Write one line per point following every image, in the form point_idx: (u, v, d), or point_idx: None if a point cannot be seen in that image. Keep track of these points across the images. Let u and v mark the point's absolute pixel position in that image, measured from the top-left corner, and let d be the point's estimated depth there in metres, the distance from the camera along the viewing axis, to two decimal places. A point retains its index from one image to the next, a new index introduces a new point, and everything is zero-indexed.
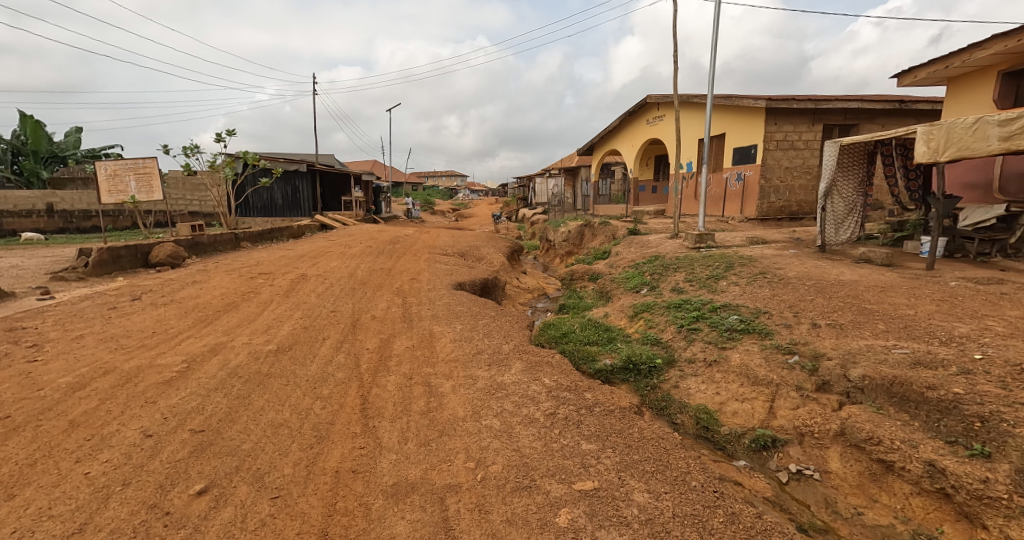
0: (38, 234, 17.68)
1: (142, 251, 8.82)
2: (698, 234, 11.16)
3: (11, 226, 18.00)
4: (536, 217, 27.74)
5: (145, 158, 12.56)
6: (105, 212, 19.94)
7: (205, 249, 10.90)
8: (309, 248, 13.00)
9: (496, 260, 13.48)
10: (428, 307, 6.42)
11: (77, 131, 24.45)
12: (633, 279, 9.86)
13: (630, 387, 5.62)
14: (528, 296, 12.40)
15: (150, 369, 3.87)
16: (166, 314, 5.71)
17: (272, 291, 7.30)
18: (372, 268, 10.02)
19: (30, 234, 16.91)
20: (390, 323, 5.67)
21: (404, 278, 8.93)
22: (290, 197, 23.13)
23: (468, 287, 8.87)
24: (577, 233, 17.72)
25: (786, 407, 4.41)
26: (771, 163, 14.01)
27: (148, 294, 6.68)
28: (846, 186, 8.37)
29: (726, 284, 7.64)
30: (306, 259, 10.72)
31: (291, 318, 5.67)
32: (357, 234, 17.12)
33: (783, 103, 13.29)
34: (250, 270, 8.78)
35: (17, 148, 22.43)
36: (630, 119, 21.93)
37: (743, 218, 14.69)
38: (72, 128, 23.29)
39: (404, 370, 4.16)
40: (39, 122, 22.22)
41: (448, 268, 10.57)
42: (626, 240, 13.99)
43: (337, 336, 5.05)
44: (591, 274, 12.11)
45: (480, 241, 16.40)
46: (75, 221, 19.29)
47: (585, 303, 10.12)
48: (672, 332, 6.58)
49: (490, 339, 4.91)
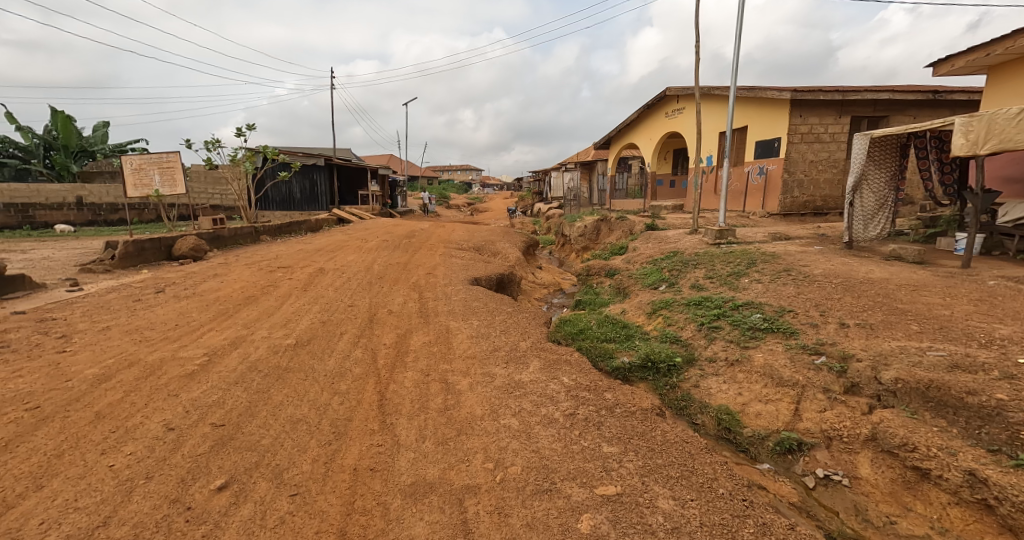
0: (68, 227, 18.24)
1: (165, 244, 8.99)
2: (718, 230, 10.98)
3: (43, 219, 18.57)
4: (553, 211, 27.65)
5: (168, 152, 12.76)
6: (130, 205, 20.44)
7: (226, 242, 11.07)
8: (326, 241, 13.09)
9: (512, 254, 13.43)
10: (445, 302, 6.40)
11: (105, 126, 25.07)
12: (651, 276, 9.71)
13: (647, 385, 5.73)
14: (544, 291, 12.34)
15: (173, 361, 3.92)
16: (190, 307, 5.80)
17: (291, 284, 7.38)
18: (389, 262, 10.05)
19: (62, 226, 17.51)
20: (407, 318, 5.67)
21: (420, 272, 8.93)
22: (308, 190, 23.39)
23: (485, 282, 8.83)
24: (593, 227, 17.56)
25: (812, 409, 4.32)
26: (795, 156, 13.67)
27: (171, 287, 6.80)
28: (877, 180, 8.11)
29: (747, 281, 7.47)
30: (324, 253, 10.80)
31: (310, 312, 5.72)
32: (373, 228, 17.24)
33: (808, 94, 12.94)
34: (269, 263, 8.88)
35: (48, 143, 23.09)
36: (648, 112, 21.61)
37: (764, 214, 14.38)
38: (100, 123, 23.88)
39: (421, 367, 4.14)
40: (71, 118, 22.57)
41: (464, 262, 10.53)
42: (644, 235, 13.83)
43: (355, 331, 5.06)
44: (607, 270, 11.98)
45: (495, 236, 16.35)
46: (103, 213, 19.83)
47: (601, 299, 10.02)
48: (692, 330, 6.50)
49: (507, 335, 4.87)
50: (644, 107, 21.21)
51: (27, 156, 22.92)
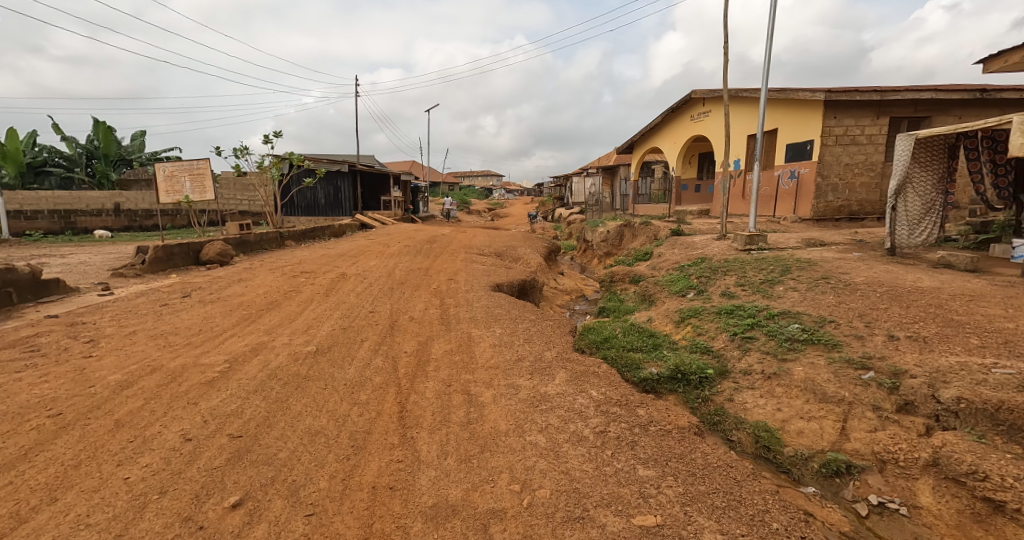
0: (106, 232, 18.86)
1: (193, 249, 9.12)
2: (748, 235, 10.63)
3: (84, 224, 19.21)
4: (574, 216, 27.44)
5: (198, 160, 13.01)
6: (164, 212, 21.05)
7: (252, 247, 11.20)
8: (348, 247, 13.15)
9: (533, 260, 13.28)
10: (467, 309, 6.27)
11: (142, 134, 25.94)
12: (678, 282, 9.42)
13: (678, 397, 5.51)
14: (566, 298, 12.14)
15: (195, 367, 3.85)
16: (215, 312, 5.79)
17: (313, 290, 7.36)
18: (410, 267, 10.00)
19: (100, 232, 18.11)
20: (428, 325, 5.55)
21: (442, 278, 8.83)
22: (333, 196, 23.74)
23: (507, 288, 8.68)
24: (616, 233, 17.26)
25: (861, 429, 4.09)
26: (829, 159, 13.22)
27: (197, 291, 6.82)
28: (922, 183, 7.74)
29: (782, 289, 7.16)
30: (347, 258, 10.83)
31: (331, 318, 5.66)
32: (395, 233, 17.30)
33: (843, 95, 12.51)
34: (293, 268, 8.91)
35: (90, 152, 24.00)
36: (673, 116, 21.26)
37: (796, 219, 13.90)
38: (137, 132, 24.72)
39: (443, 377, 4.00)
40: (111, 127, 23.62)
41: (485, 268, 10.42)
42: (669, 240, 13.50)
43: (376, 338, 4.96)
44: (632, 276, 11.71)
45: (517, 241, 16.23)
46: (138, 219, 20.41)
47: (626, 306, 9.76)
48: (724, 340, 6.24)
49: (531, 345, 4.70)
50: (668, 111, 20.87)
51: (70, 164, 23.86)
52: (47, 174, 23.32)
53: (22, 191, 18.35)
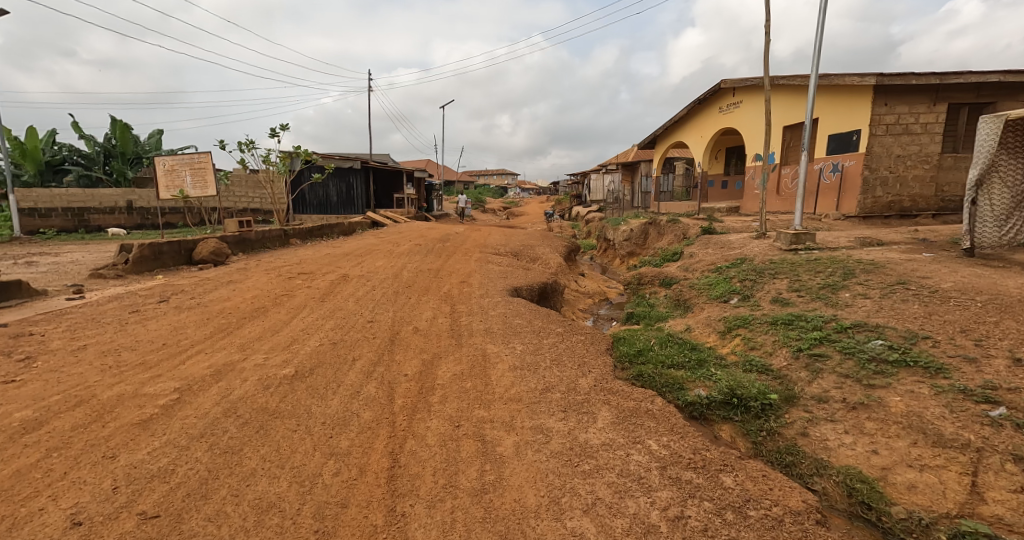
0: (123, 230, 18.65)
1: (185, 248, 8.42)
2: (794, 233, 9.72)
3: (97, 222, 18.98)
4: (593, 213, 26.51)
5: (199, 153, 12.36)
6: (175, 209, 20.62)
7: (252, 246, 10.51)
8: (356, 245, 12.41)
9: (552, 260, 12.38)
10: (482, 319, 5.43)
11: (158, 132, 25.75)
12: (718, 286, 8.50)
13: (734, 428, 4.62)
14: (588, 302, 11.38)
15: (132, 400, 3.02)
16: (192, 321, 5.01)
17: (308, 293, 6.55)
18: (420, 268, 9.19)
19: (117, 230, 18.01)
20: (436, 339, 4.74)
21: (454, 280, 8.01)
22: (345, 194, 23.18)
23: (526, 292, 7.79)
24: (640, 231, 16.29)
25: (998, 487, 3.12)
26: (878, 150, 12.22)
27: (177, 295, 6.04)
28: (1013, 172, 6.54)
29: (848, 296, 6.24)
30: (351, 258, 10.06)
31: (321, 329, 4.83)
32: (406, 232, 16.57)
33: (897, 79, 11.54)
34: (290, 269, 8.14)
35: (108, 150, 23.77)
36: (699, 108, 20.15)
37: (839, 215, 12.90)
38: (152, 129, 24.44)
39: (449, 413, 3.12)
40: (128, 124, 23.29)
41: (503, 269, 9.58)
42: (700, 239, 12.51)
43: (371, 357, 4.12)
44: (661, 278, 10.78)
45: (534, 240, 15.34)
46: (151, 218, 20.09)
47: (657, 312, 8.91)
48: (786, 357, 5.30)
49: (561, 369, 3.78)
50: (694, 102, 19.78)
51: (88, 163, 23.70)
52: (64, 172, 23.20)
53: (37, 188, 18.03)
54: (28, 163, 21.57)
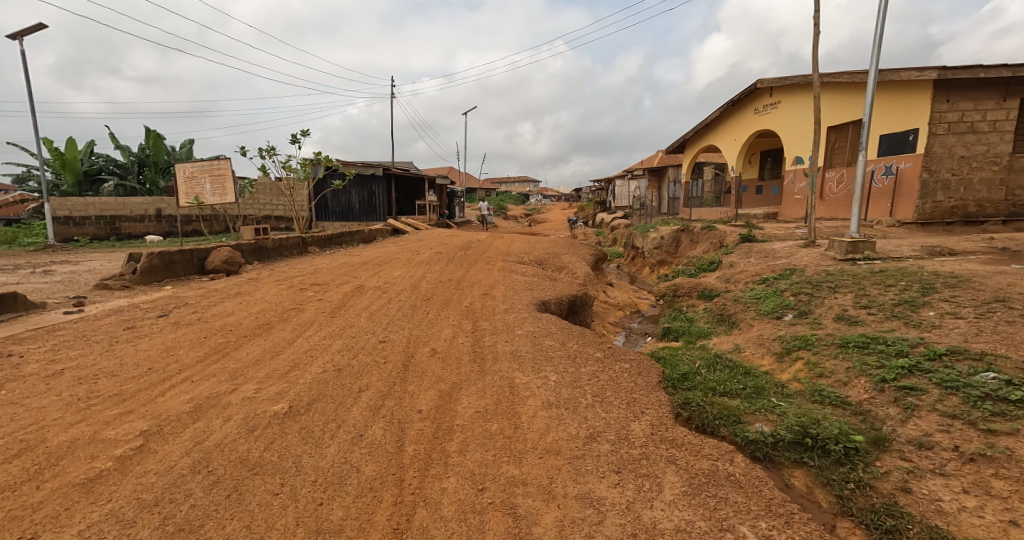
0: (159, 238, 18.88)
1: (198, 256, 8.06)
2: (850, 241, 8.86)
3: (128, 230, 19.12)
4: (618, 220, 25.70)
5: (219, 159, 12.13)
6: (203, 217, 20.68)
7: (269, 254, 10.15)
8: (375, 254, 11.97)
9: (579, 269, 11.72)
10: (508, 339, 4.83)
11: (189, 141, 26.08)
12: (768, 301, 7.72)
13: (808, 474, 3.98)
14: (619, 314, 10.81)
15: (84, 448, 2.48)
16: (187, 338, 4.51)
17: (319, 307, 6.03)
18: (440, 278, 8.66)
19: (154, 238, 18.23)
20: (456, 365, 4.18)
21: (476, 292, 7.43)
22: (367, 201, 23.02)
23: (555, 306, 7.15)
24: (671, 239, 15.49)
25: None
26: (938, 150, 11.20)
27: (180, 309, 5.56)
28: None
29: (932, 319, 5.48)
30: (369, 267, 9.59)
31: (328, 351, 4.27)
32: (427, 239, 16.16)
33: (962, 73, 10.57)
34: (302, 279, 7.67)
35: (142, 160, 24.17)
36: (733, 110, 19.28)
37: (893, 222, 11.88)
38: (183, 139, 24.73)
39: (470, 471, 2.53)
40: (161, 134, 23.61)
41: (528, 279, 8.99)
42: (741, 248, 11.68)
43: (380, 388, 3.54)
44: (700, 290, 10.01)
45: (560, 248, 14.71)
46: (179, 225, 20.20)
47: (697, 329, 8.23)
48: (867, 388, 4.67)
49: (613, 410, 3.17)
50: (728, 104, 18.93)
51: (123, 173, 24.14)
52: (99, 182, 23.71)
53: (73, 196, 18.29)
54: (67, 173, 22.14)
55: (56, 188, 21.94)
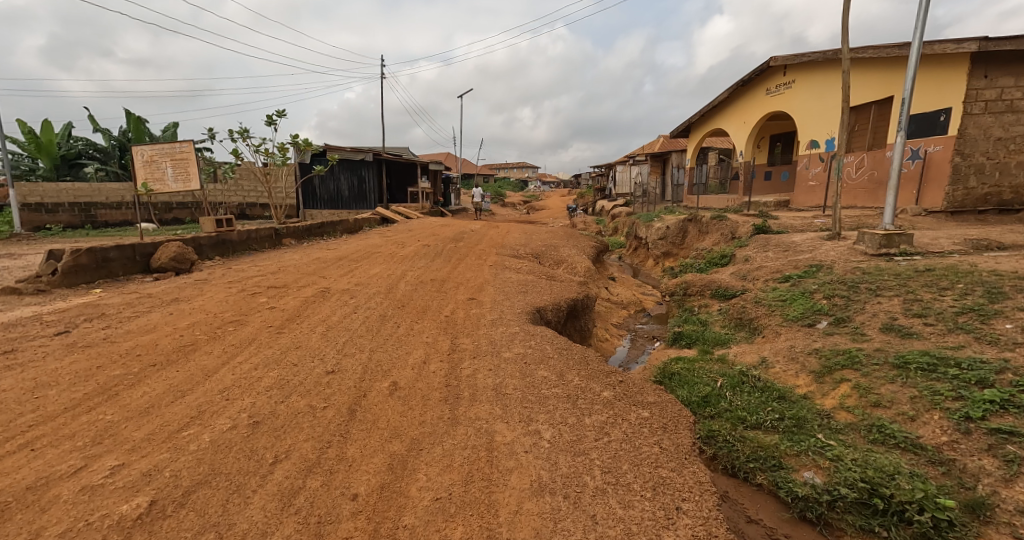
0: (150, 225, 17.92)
1: (141, 253, 7.04)
2: (884, 234, 7.81)
3: (103, 218, 17.93)
4: (619, 208, 24.66)
5: (181, 142, 11.07)
6: (183, 204, 19.53)
7: (233, 249, 9.13)
8: (356, 247, 10.95)
9: (579, 263, 10.74)
10: (492, 368, 3.82)
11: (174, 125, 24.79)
12: (796, 304, 6.73)
13: None
14: (622, 315, 9.92)
15: None
16: (71, 369, 3.50)
17: (268, 318, 5.03)
18: (423, 277, 7.66)
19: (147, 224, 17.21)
20: (422, 408, 3.18)
21: (461, 296, 6.43)
22: (356, 188, 21.88)
23: (552, 312, 6.17)
24: (677, 229, 14.48)
25: None
26: (973, 132, 10.13)
27: (91, 323, 4.56)
28: None
29: (1009, 333, 4.48)
30: (344, 263, 8.58)
31: (252, 389, 3.26)
32: (417, 229, 15.15)
33: (1006, 44, 9.44)
34: (261, 281, 6.64)
35: (123, 145, 22.89)
36: (743, 90, 18.09)
37: (921, 210, 10.85)
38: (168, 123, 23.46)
39: None
40: (142, 117, 22.30)
41: (521, 278, 7.98)
42: (756, 240, 10.72)
43: (305, 457, 2.52)
44: (713, 289, 9.03)
45: (557, 239, 13.69)
46: (158, 213, 19.00)
47: (715, 335, 7.30)
48: (944, 426, 3.67)
49: (634, 507, 2.26)
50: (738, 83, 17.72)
51: (105, 158, 22.89)
52: (78, 167, 22.48)
53: (44, 182, 17.10)
54: (43, 157, 20.91)
55: (31, 173, 20.77)
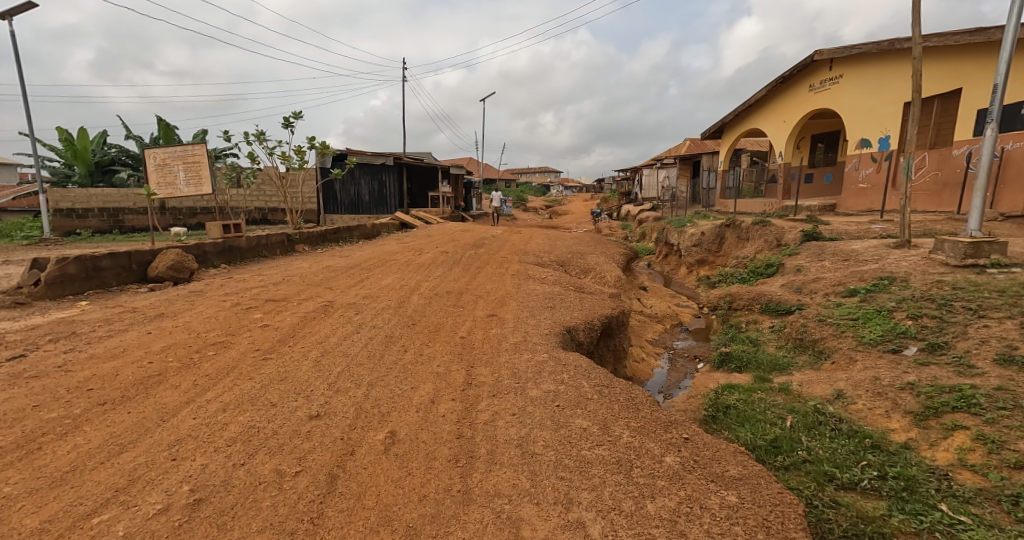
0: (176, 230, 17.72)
1: (138, 262, 6.51)
2: (972, 243, 6.76)
3: (130, 223, 17.87)
4: (647, 213, 23.63)
5: (194, 145, 10.63)
6: (209, 210, 19.35)
7: (240, 256, 8.62)
8: (371, 254, 10.35)
9: (609, 271, 9.90)
10: (515, 414, 3.05)
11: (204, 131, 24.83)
12: (873, 324, 5.77)
13: None
14: (658, 330, 9.05)
15: None
16: (1, 409, 2.85)
17: (259, 339, 4.37)
18: (441, 288, 6.97)
19: (171, 230, 17.03)
20: (427, 475, 2.42)
21: (481, 312, 5.69)
22: (377, 192, 21.47)
23: (586, 332, 5.38)
24: (714, 235, 13.47)
25: None
26: None
27: (55, 345, 3.95)
28: None
29: None
30: (357, 272, 7.96)
31: (211, 445, 2.54)
32: (436, 235, 14.55)
33: None
34: (261, 293, 6.03)
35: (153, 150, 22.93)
36: (783, 87, 16.97)
37: (998, 215, 9.67)
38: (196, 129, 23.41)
39: None
40: (171, 122, 22.28)
41: (547, 290, 7.20)
42: (807, 248, 9.71)
43: None
44: (762, 303, 8.04)
45: (584, 245, 12.83)
46: (184, 218, 18.78)
47: (771, 358, 6.37)
48: None
49: None
50: (778, 79, 16.61)
51: (136, 163, 22.97)
52: (111, 173, 22.61)
53: (73, 187, 17.09)
54: (77, 163, 21.05)
55: (66, 179, 20.98)
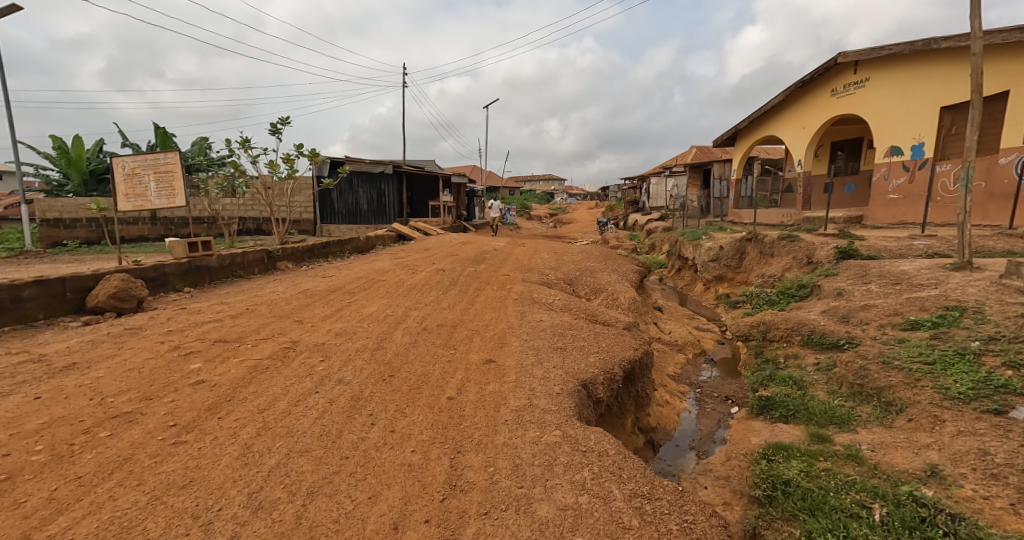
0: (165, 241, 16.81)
1: (76, 289, 5.54)
2: None
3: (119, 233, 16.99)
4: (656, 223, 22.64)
5: (166, 152, 9.69)
6: (203, 220, 18.49)
7: (208, 277, 7.64)
8: (358, 272, 9.35)
9: (624, 291, 8.86)
10: None
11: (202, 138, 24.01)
12: (958, 372, 4.68)
13: None
14: (680, 360, 7.99)
15: None
16: None
17: (180, 404, 3.33)
18: (433, 319, 5.94)
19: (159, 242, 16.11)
20: None
21: (479, 355, 4.64)
22: (376, 202, 20.53)
23: (605, 383, 4.34)
24: (733, 249, 12.40)
25: None
26: None
27: None
28: None
29: None
30: (337, 297, 6.98)
31: None
32: (434, 248, 13.56)
33: None
34: (214, 330, 5.01)
35: None
36: (802, 91, 15.94)
37: None
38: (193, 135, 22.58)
39: None
40: (167, 128, 21.42)
41: (556, 320, 6.15)
42: (845, 268, 8.64)
43: None
44: (804, 335, 6.94)
45: (594, 260, 11.80)
46: (175, 228, 17.85)
47: (825, 406, 5.27)
48: None
49: None
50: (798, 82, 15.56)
51: None
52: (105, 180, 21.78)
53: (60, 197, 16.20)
54: (71, 171, 20.24)
55: (61, 187, 20.19)
